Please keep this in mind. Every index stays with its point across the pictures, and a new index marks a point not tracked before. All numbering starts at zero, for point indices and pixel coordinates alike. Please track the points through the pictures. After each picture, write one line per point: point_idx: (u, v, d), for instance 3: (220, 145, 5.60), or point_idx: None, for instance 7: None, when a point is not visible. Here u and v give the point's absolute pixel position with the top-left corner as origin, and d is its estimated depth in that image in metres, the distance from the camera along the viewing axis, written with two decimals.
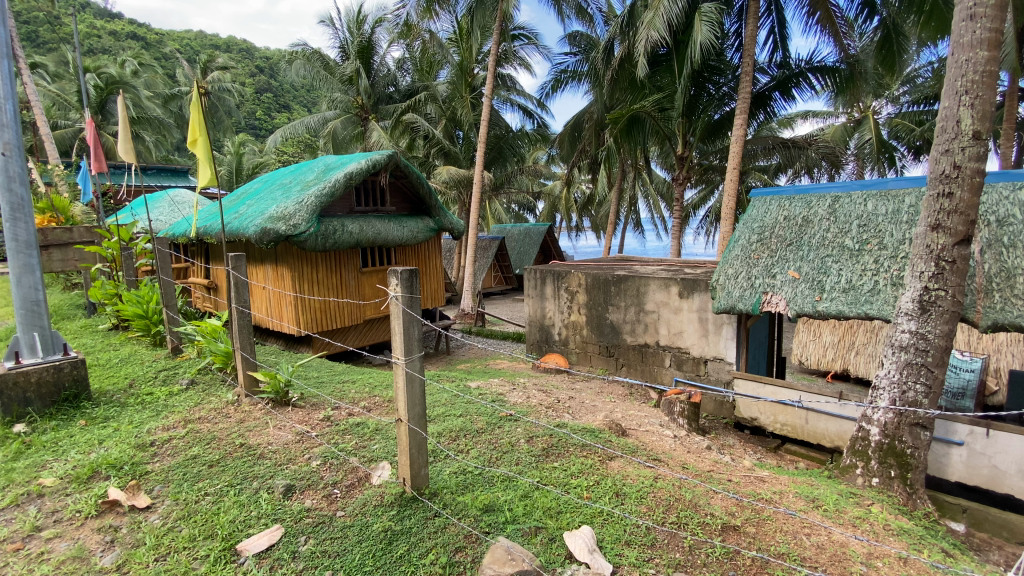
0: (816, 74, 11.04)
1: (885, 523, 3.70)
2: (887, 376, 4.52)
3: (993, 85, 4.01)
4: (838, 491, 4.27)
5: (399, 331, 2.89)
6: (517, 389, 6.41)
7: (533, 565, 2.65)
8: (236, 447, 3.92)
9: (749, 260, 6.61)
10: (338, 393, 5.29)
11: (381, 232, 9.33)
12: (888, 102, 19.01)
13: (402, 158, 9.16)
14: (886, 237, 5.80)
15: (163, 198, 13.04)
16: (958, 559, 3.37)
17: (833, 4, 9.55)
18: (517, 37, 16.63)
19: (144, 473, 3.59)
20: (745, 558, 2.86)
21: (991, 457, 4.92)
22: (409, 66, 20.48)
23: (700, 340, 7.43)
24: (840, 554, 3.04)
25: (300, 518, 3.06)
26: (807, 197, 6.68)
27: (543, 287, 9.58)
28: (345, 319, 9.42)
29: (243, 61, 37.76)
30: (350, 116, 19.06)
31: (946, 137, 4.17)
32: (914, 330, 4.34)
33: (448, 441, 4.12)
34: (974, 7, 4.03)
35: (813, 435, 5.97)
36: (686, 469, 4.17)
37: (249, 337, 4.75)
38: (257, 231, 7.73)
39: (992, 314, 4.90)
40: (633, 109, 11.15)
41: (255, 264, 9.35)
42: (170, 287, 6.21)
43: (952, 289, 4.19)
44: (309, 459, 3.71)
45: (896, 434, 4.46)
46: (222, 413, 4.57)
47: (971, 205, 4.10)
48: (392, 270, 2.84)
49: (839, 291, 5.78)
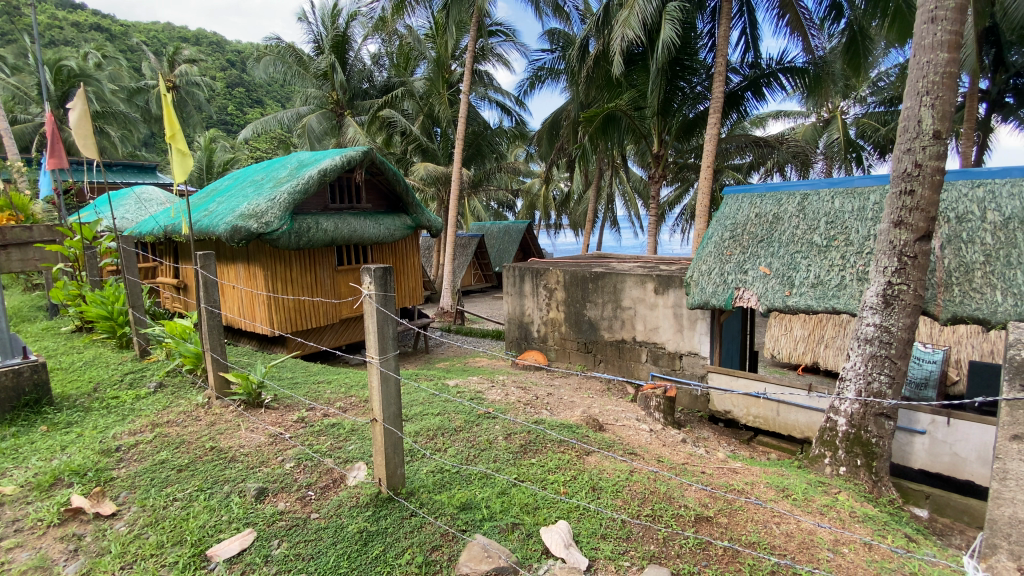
0: (786, 74, 11.29)
1: (852, 510, 3.81)
2: (853, 368, 4.66)
3: (953, 86, 4.16)
4: (807, 480, 4.40)
5: (373, 329, 2.86)
6: (496, 387, 6.42)
7: (509, 562, 2.66)
8: (207, 451, 3.82)
9: (722, 257, 6.72)
10: (312, 394, 5.19)
11: (357, 230, 9.20)
12: (855, 102, 19.54)
13: (377, 154, 9.05)
14: (853, 233, 5.97)
15: (129, 195, 12.63)
16: (920, 544, 3.49)
17: (801, 6, 9.76)
18: (495, 34, 16.54)
19: (109, 480, 3.47)
20: (718, 548, 2.92)
21: (952, 445, 5.12)
22: (386, 61, 20.23)
23: (676, 335, 7.54)
24: (808, 541, 3.13)
25: (273, 521, 3.01)
26: (777, 195, 6.85)
27: (522, 285, 9.59)
28: (320, 318, 9.29)
29: (212, 54, 36.69)
30: (326, 111, 18.70)
31: (908, 136, 4.31)
32: (880, 323, 4.48)
33: (425, 440, 4.08)
34: (935, 10, 4.16)
35: (785, 427, 6.12)
36: (661, 462, 4.23)
37: (220, 338, 4.65)
38: (227, 229, 7.53)
39: (952, 307, 5.12)
40: (607, 108, 11.25)
41: (226, 263, 9.12)
42: (136, 287, 6.01)
43: (914, 284, 4.33)
44: (282, 461, 3.64)
45: (862, 424, 4.61)
46: (191, 416, 4.44)
47: (932, 202, 4.25)
48: (366, 268, 2.81)
49: (808, 286, 5.93)
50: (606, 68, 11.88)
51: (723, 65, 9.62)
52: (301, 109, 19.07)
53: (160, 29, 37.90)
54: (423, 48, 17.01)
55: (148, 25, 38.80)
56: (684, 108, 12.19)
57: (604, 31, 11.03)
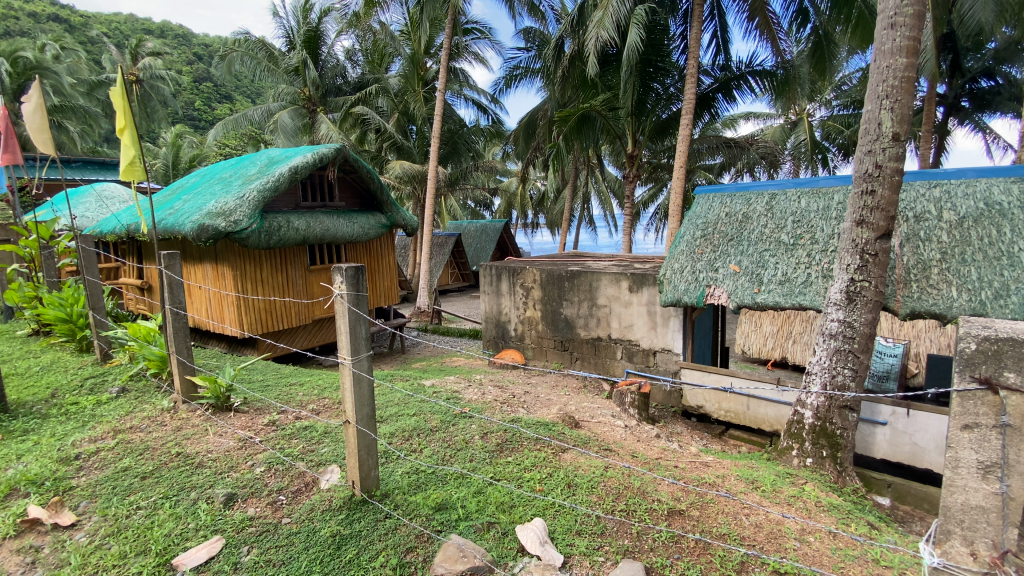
0: (755, 77, 11.58)
1: (818, 500, 3.93)
2: (819, 362, 4.81)
3: (910, 90, 4.32)
4: (776, 472, 4.52)
5: (345, 329, 2.81)
6: (473, 386, 6.41)
7: (484, 561, 2.65)
8: (172, 457, 3.70)
9: (693, 255, 6.84)
10: (284, 396, 5.08)
11: (330, 228, 9.04)
12: (821, 106, 20.10)
13: (351, 152, 8.92)
14: (818, 232, 6.16)
15: (88, 193, 12.15)
16: (882, 531, 3.63)
17: (769, 11, 9.98)
18: (470, 32, 16.48)
19: (68, 489, 3.33)
20: (689, 541, 2.98)
21: (912, 435, 5.33)
22: (360, 57, 19.96)
23: (650, 333, 7.65)
24: (776, 532, 3.21)
25: (242, 528, 2.93)
26: (746, 195, 7.02)
27: (498, 284, 9.59)
28: (291, 319, 9.10)
29: (177, 47, 35.55)
30: (297, 108, 18.28)
31: (870, 138, 4.47)
32: (843, 319, 4.63)
33: (400, 441, 4.05)
34: (895, 16, 4.30)
35: (755, 420, 6.28)
36: (635, 458, 4.29)
37: (186, 341, 4.52)
38: (194, 228, 7.30)
39: (910, 302, 5.33)
40: (581, 109, 11.37)
41: (193, 263, 8.86)
42: (96, 288, 5.77)
43: (875, 280, 4.49)
44: (252, 466, 3.55)
45: (827, 416, 4.76)
46: (156, 421, 4.29)
47: (891, 202, 4.42)
48: (337, 267, 2.77)
49: (776, 283, 6.09)
50: (581, 68, 11.97)
51: (695, 67, 9.77)
52: (271, 105, 18.65)
53: (122, 21, 36.51)
54: (397, 45, 16.79)
55: (110, 17, 37.36)
56: (657, 109, 12.32)
57: (579, 31, 11.13)
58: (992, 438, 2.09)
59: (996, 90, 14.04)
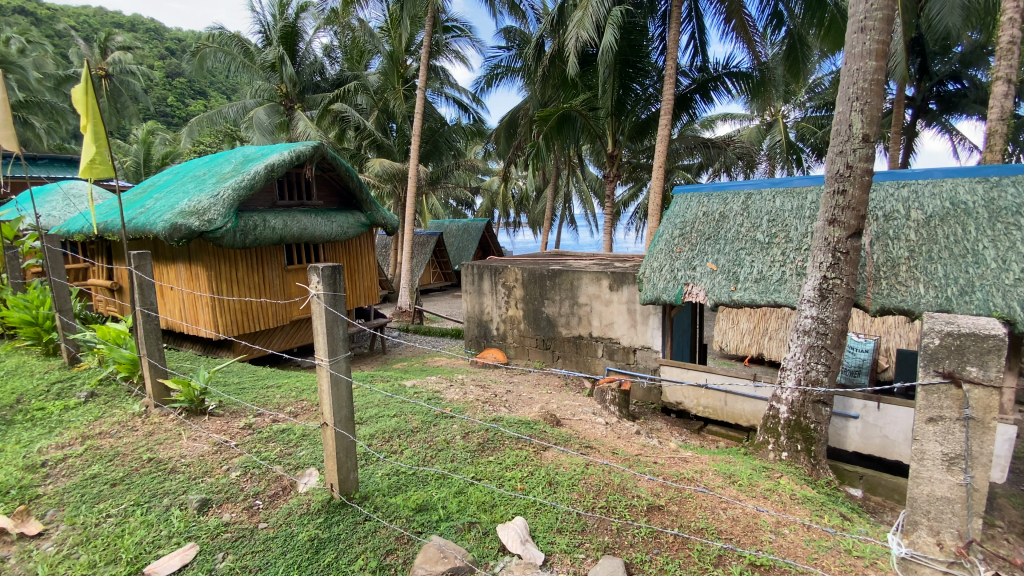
0: (732, 79, 11.75)
1: (792, 493, 4.02)
2: (793, 358, 4.92)
3: (879, 93, 4.44)
4: (752, 466, 4.61)
5: (322, 330, 2.78)
6: (455, 386, 6.39)
7: (465, 561, 2.65)
8: (144, 463, 3.59)
9: (672, 254, 6.93)
10: (260, 399, 4.98)
11: (308, 227, 8.89)
12: (795, 107, 20.49)
13: (329, 150, 8.79)
14: (792, 231, 6.30)
15: (54, 191, 11.76)
16: (854, 522, 3.74)
17: (745, 14, 10.14)
18: (450, 29, 16.39)
19: (34, 497, 3.23)
20: (668, 536, 3.02)
21: (882, 427, 5.48)
22: (338, 54, 19.86)
23: (630, 330, 7.73)
24: (752, 524, 3.28)
25: (217, 534, 2.87)
26: (723, 194, 7.14)
27: (480, 283, 9.58)
28: (268, 320, 8.94)
29: (149, 42, 34.67)
30: (274, 104, 17.95)
31: (841, 140, 4.58)
32: (816, 315, 4.75)
33: (380, 442, 4.01)
34: (865, 20, 4.42)
35: (732, 416, 6.38)
36: (615, 455, 4.33)
37: (158, 343, 4.41)
38: (166, 227, 7.11)
39: (880, 299, 5.49)
40: (561, 109, 11.43)
41: (165, 263, 8.63)
42: (63, 290, 5.57)
43: (846, 278, 4.61)
44: (227, 471, 3.47)
45: (802, 411, 4.87)
46: (126, 427, 4.17)
47: (861, 201, 4.54)
48: (314, 267, 2.73)
49: (752, 281, 6.19)
50: (561, 68, 12.01)
51: (673, 68, 9.86)
52: (247, 102, 18.31)
53: (91, 14, 35.35)
54: (376, 42, 16.59)
55: (78, 10, 36.17)
56: (636, 109, 12.40)
57: (559, 31, 11.17)
58: (956, 430, 2.17)
59: (964, 93, 14.52)
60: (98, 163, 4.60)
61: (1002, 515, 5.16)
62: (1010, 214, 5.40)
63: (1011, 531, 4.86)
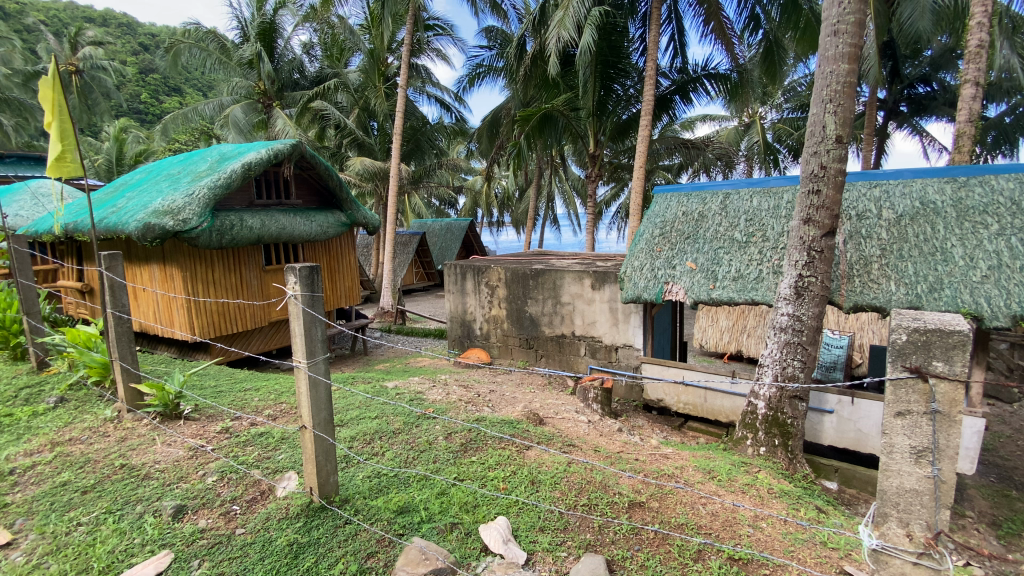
0: (711, 80, 11.91)
1: (769, 487, 4.10)
2: (770, 355, 5.01)
3: (851, 95, 4.55)
4: (732, 461, 4.69)
5: (300, 331, 2.73)
6: (438, 386, 6.35)
7: (447, 562, 2.64)
8: (116, 469, 3.50)
9: (653, 253, 7.00)
10: (237, 402, 4.88)
11: (286, 227, 8.75)
12: (772, 108, 20.86)
13: (308, 148, 8.67)
14: (769, 230, 6.41)
15: (21, 190, 11.38)
16: (829, 514, 3.83)
17: (723, 16, 10.29)
18: (432, 28, 16.29)
19: (1, 507, 3.12)
20: (649, 532, 3.05)
21: (857, 422, 5.62)
22: (318, 52, 19.61)
23: (612, 329, 7.79)
24: (731, 519, 3.33)
25: (192, 541, 2.81)
26: (702, 194, 7.24)
27: (463, 283, 9.55)
28: (246, 322, 8.78)
29: (121, 37, 33.76)
30: (252, 102, 17.62)
31: (815, 140, 4.68)
32: (792, 313, 4.84)
33: (362, 444, 3.97)
34: (837, 24, 4.53)
35: (711, 412, 6.48)
36: (598, 452, 4.36)
37: (130, 346, 4.31)
38: (138, 227, 6.92)
39: (853, 297, 5.62)
40: (543, 108, 11.47)
41: (138, 263, 8.41)
42: (30, 292, 5.38)
43: (821, 276, 4.72)
44: (203, 476, 3.40)
45: (779, 406, 4.97)
46: (98, 432, 4.05)
47: (835, 201, 4.65)
48: (290, 268, 2.69)
49: (730, 279, 6.29)
50: (543, 68, 12.05)
51: (653, 69, 9.94)
52: (224, 99, 17.94)
53: (60, 8, 34.23)
54: (357, 40, 16.39)
55: (46, 3, 34.99)
56: (618, 109, 12.45)
57: (540, 31, 11.20)
58: (923, 424, 2.23)
59: (932, 95, 15.04)
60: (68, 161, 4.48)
61: (971, 505, 5.34)
62: (976, 213, 5.59)
63: (981, 521, 5.03)
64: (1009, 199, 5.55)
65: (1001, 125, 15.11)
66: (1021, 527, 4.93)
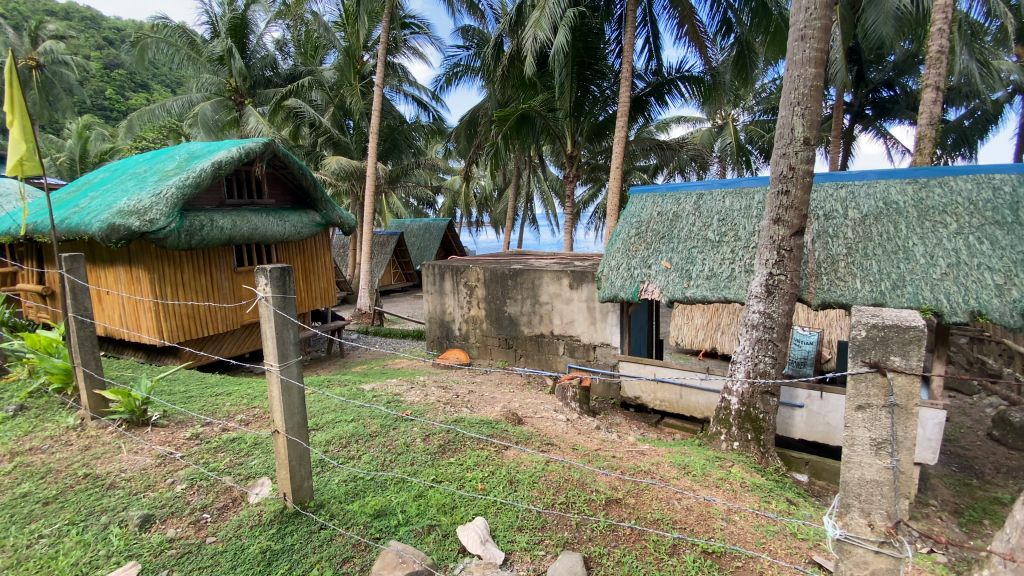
0: (685, 82, 12.11)
1: (742, 481, 4.19)
2: (743, 352, 5.13)
3: (818, 98, 4.69)
4: (706, 457, 4.78)
5: (272, 334, 2.69)
6: (416, 388, 6.30)
7: (424, 565, 2.62)
8: (79, 479, 3.38)
9: (629, 252, 7.09)
10: (208, 408, 4.76)
11: (259, 227, 8.56)
12: (744, 111, 21.33)
13: (280, 147, 8.50)
14: (741, 230, 6.56)
15: None
16: (799, 506, 3.94)
17: (697, 19, 10.47)
18: (408, 26, 16.15)
19: None
20: (625, 528, 3.09)
21: (825, 415, 5.79)
22: (291, 49, 19.25)
23: (589, 328, 7.85)
24: (705, 513, 3.40)
25: (161, 551, 2.73)
26: (676, 195, 7.36)
27: (442, 283, 9.50)
28: (217, 325, 8.56)
29: (85, 31, 32.56)
30: (222, 99, 17.16)
31: (784, 143, 4.81)
32: (764, 310, 4.96)
33: (337, 448, 3.91)
34: (804, 29, 4.65)
35: (687, 408, 6.59)
36: (575, 450, 4.40)
37: (94, 351, 4.16)
38: (102, 228, 6.69)
39: (822, 294, 5.79)
40: (520, 109, 11.50)
41: (103, 265, 8.12)
42: None
43: (790, 274, 4.85)
44: (172, 484, 3.30)
45: (751, 401, 5.09)
46: (60, 441, 3.90)
47: (803, 201, 4.78)
48: (261, 269, 2.64)
49: (703, 278, 6.41)
50: (520, 69, 12.08)
51: (628, 71, 10.04)
52: (194, 96, 17.44)
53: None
54: (331, 37, 16.12)
55: None
56: (594, 110, 12.53)
57: (517, 32, 11.22)
58: (882, 416, 2.32)
59: (895, 99, 15.62)
60: (27, 158, 4.26)
61: (934, 494, 5.56)
62: (936, 213, 5.82)
63: (943, 509, 5.24)
64: (967, 199, 5.79)
65: (960, 128, 15.80)
66: (981, 514, 5.16)
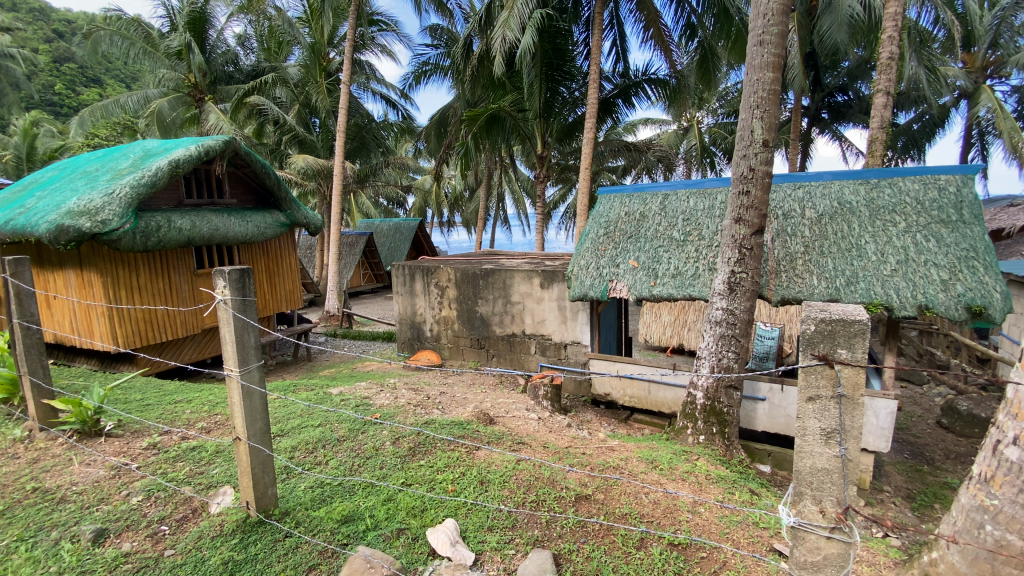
0: (651, 85, 12.35)
1: (708, 474, 4.31)
2: (707, 347, 5.26)
3: (775, 102, 4.86)
4: (673, 451, 4.88)
5: (231, 338, 2.61)
6: (386, 391, 6.23)
7: (392, 569, 2.58)
8: (27, 493, 3.21)
9: (597, 252, 7.20)
10: (167, 416, 4.59)
11: (219, 228, 8.29)
12: (708, 113, 21.93)
13: (241, 145, 8.24)
14: (704, 229, 6.73)
15: None
16: (760, 496, 4.08)
17: (662, 23, 10.68)
18: (376, 24, 15.91)
19: None
20: (594, 524, 3.13)
21: (786, 407, 6.01)
22: (254, 44, 18.68)
23: (560, 327, 7.92)
24: (671, 506, 3.48)
25: (116, 566, 2.62)
26: (642, 195, 7.50)
27: (412, 284, 9.42)
28: (176, 330, 8.26)
29: (31, 23, 30.91)
30: (181, 95, 16.52)
31: (744, 144, 4.96)
32: (726, 307, 5.11)
33: (303, 454, 3.84)
34: (763, 35, 4.80)
35: (655, 404, 6.73)
36: (547, 448, 4.43)
37: (42, 359, 3.96)
38: (50, 229, 6.36)
39: (781, 291, 6.01)
40: (490, 109, 11.51)
41: (51, 268, 7.72)
42: None
43: (751, 272, 5.00)
44: (127, 496, 3.17)
45: (716, 396, 5.23)
46: (5, 454, 3.69)
47: (762, 201, 4.94)
48: (218, 271, 2.56)
49: (669, 276, 6.55)
50: (489, 69, 12.09)
51: (596, 73, 10.16)
52: (150, 92, 16.73)
53: None
54: (296, 33, 15.69)
55: None
56: (563, 111, 12.66)
57: (486, 32, 11.20)
58: (831, 407, 2.42)
59: (849, 104, 16.35)
60: None
61: (888, 480, 5.84)
62: (886, 213, 6.11)
63: (897, 495, 5.51)
64: (914, 199, 6.09)
65: (909, 132, 16.67)
66: (931, 498, 5.45)
